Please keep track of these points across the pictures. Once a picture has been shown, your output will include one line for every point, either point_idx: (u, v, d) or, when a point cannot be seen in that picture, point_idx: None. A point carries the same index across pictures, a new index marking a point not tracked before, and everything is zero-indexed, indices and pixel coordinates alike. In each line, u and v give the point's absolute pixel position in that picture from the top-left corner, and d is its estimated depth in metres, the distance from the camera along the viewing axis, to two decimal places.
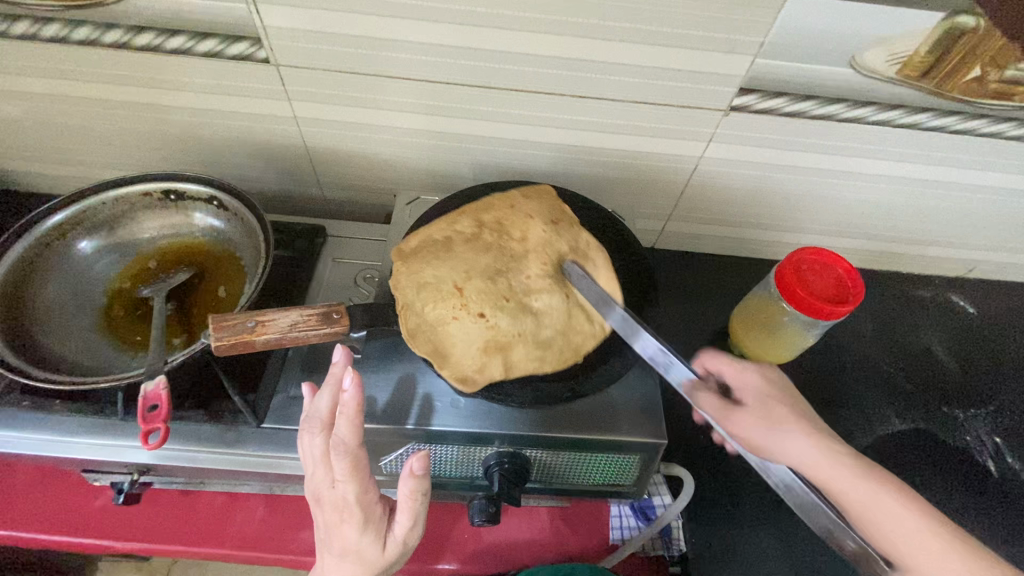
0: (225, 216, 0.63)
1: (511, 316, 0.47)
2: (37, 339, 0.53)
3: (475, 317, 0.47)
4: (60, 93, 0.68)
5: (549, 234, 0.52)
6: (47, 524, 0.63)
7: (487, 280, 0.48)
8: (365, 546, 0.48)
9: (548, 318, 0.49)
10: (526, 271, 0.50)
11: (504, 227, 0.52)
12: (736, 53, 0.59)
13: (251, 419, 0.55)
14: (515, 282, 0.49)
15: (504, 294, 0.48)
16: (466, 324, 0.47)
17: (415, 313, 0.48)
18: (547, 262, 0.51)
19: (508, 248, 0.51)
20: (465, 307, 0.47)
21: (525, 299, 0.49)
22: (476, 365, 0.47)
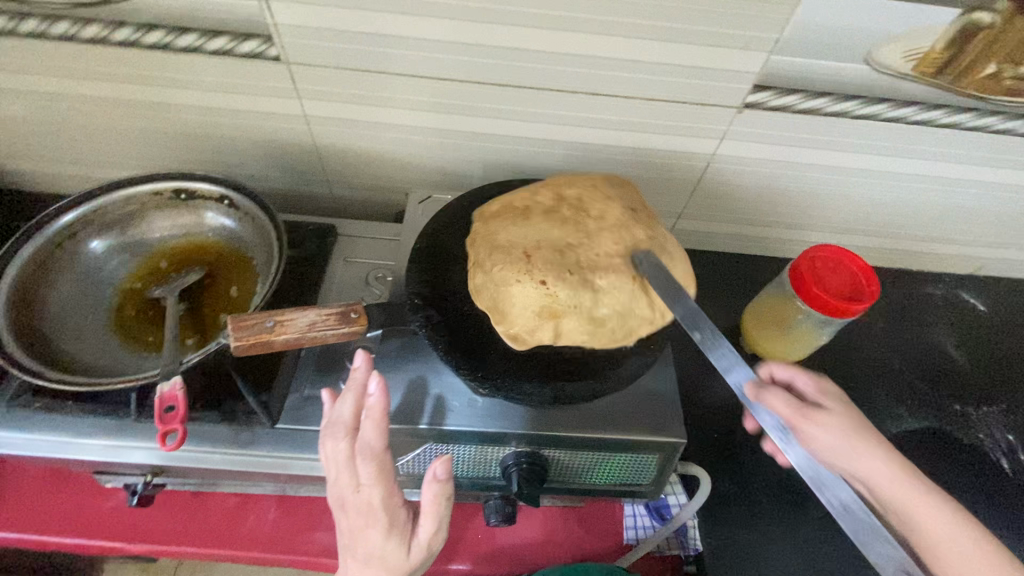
0: (237, 215, 0.63)
1: (572, 289, 0.47)
2: (49, 340, 0.52)
3: (537, 283, 0.48)
4: (67, 92, 0.67)
5: (627, 219, 0.53)
6: (57, 526, 0.63)
7: (555, 252, 0.49)
8: (390, 550, 0.47)
9: (609, 298, 0.49)
10: (598, 252, 0.50)
11: (584, 206, 0.53)
12: (751, 49, 0.59)
13: (263, 420, 0.55)
14: (582, 256, 0.49)
15: (568, 267, 0.48)
16: (524, 291, 0.48)
17: (483, 273, 0.50)
18: (621, 243, 0.51)
19: (583, 225, 0.52)
20: (529, 273, 0.48)
21: (588, 272, 0.49)
22: (530, 327, 0.48)
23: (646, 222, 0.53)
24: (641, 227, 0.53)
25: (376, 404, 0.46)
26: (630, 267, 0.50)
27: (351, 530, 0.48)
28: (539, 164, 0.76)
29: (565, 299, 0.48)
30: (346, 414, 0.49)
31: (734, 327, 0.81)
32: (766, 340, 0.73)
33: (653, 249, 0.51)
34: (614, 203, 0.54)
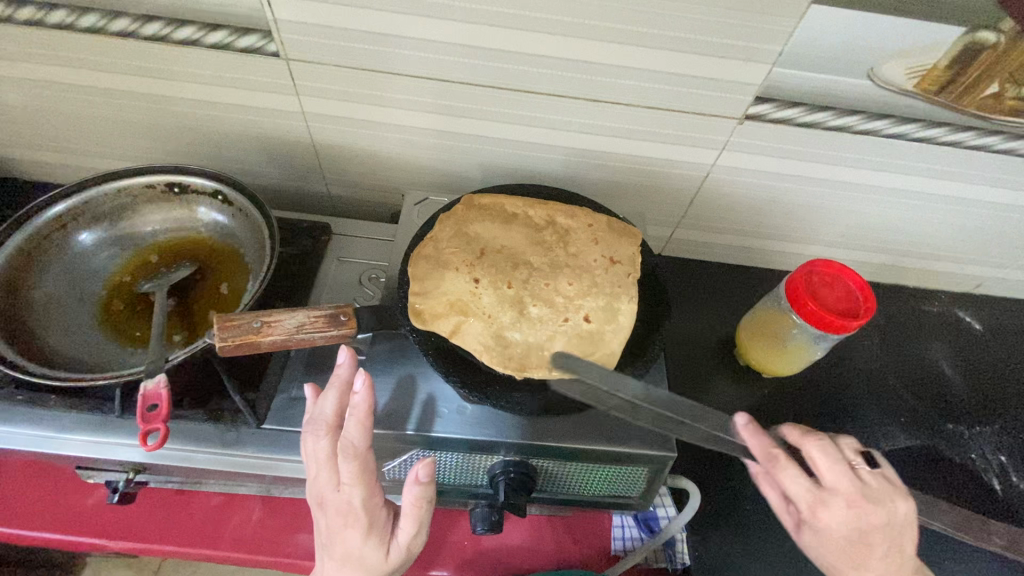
0: (230, 212, 0.62)
1: (497, 298, 0.51)
2: (33, 334, 0.52)
3: (470, 279, 0.52)
4: (62, 81, 0.66)
5: (598, 264, 0.54)
6: (36, 521, 0.62)
7: (506, 261, 0.53)
8: (367, 551, 0.48)
9: (526, 325, 0.50)
10: (549, 287, 0.53)
11: (565, 238, 0.56)
12: (754, 61, 0.58)
13: (251, 420, 0.54)
14: (532, 278, 0.53)
15: (505, 279, 0.52)
16: (446, 285, 0.51)
17: (433, 254, 0.53)
18: (581, 282, 0.53)
19: (552, 251, 0.55)
20: (470, 268, 0.52)
21: (518, 288, 0.52)
22: (437, 313, 0.50)
23: (625, 274, 0.54)
24: (617, 276, 0.54)
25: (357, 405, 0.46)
26: (571, 305, 0.52)
27: (331, 527, 0.48)
28: (539, 168, 0.75)
29: (482, 306, 0.50)
30: (328, 412, 0.49)
31: (728, 338, 0.81)
32: (760, 353, 0.73)
33: (604, 301, 0.52)
34: (598, 250, 0.55)
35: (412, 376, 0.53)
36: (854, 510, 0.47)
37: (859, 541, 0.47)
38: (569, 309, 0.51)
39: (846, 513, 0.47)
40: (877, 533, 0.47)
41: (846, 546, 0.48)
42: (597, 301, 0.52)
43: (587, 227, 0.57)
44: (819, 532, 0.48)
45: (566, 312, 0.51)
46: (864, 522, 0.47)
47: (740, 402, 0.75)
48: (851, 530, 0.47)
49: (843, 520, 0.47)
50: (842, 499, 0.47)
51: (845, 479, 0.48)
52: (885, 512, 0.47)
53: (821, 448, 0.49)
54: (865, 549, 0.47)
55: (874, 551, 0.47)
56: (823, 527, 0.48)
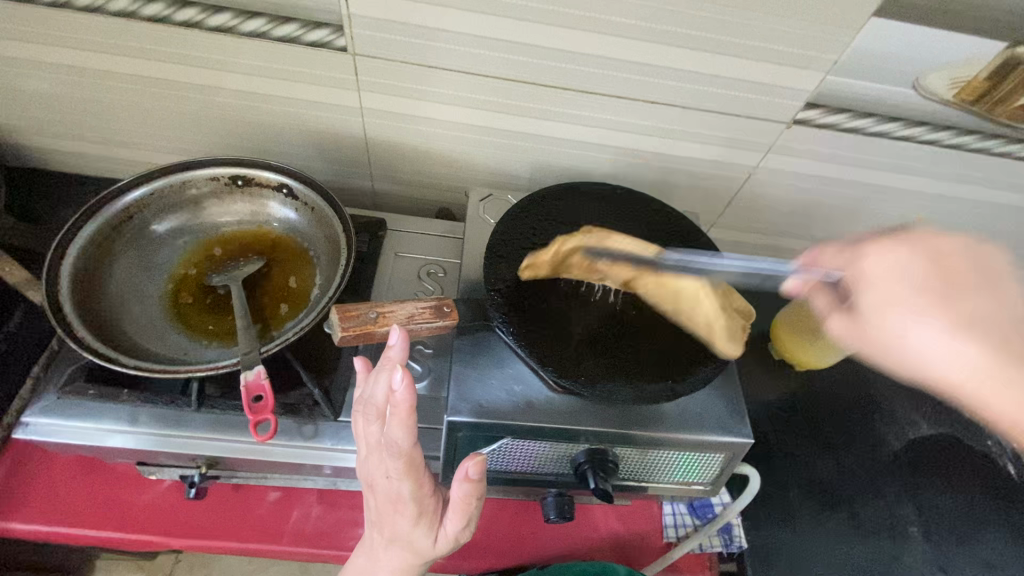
0: (296, 206, 0.61)
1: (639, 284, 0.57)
2: (110, 325, 0.50)
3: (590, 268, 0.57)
4: (117, 71, 0.65)
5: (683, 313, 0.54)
6: (89, 519, 0.60)
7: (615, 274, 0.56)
8: (417, 534, 0.49)
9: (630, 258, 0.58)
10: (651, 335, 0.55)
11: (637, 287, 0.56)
12: (810, 68, 0.61)
13: (328, 412, 0.54)
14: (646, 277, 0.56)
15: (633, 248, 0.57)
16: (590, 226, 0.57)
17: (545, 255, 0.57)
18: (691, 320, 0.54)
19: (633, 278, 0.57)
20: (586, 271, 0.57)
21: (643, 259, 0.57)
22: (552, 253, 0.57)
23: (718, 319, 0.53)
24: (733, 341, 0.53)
25: (398, 407, 0.42)
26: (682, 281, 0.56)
27: (381, 509, 0.49)
28: (588, 167, 0.77)
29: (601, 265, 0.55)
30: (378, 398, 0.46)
31: (761, 333, 0.84)
32: (793, 346, 0.78)
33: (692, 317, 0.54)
34: (663, 275, 0.57)
35: (496, 368, 0.52)
36: (859, 243, 0.54)
37: (937, 301, 0.49)
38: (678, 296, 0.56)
39: (861, 264, 0.53)
40: (916, 278, 0.50)
41: (909, 322, 0.49)
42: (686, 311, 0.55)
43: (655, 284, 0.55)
44: (890, 319, 0.50)
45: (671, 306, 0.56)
46: (906, 276, 0.51)
47: (776, 393, 0.79)
48: (911, 305, 0.49)
49: (886, 261, 0.51)
50: (856, 281, 0.54)
51: (889, 244, 0.52)
52: (956, 258, 0.51)
53: (829, 250, 0.55)
54: (951, 301, 0.49)
55: (950, 286, 0.50)
56: (878, 329, 0.51)
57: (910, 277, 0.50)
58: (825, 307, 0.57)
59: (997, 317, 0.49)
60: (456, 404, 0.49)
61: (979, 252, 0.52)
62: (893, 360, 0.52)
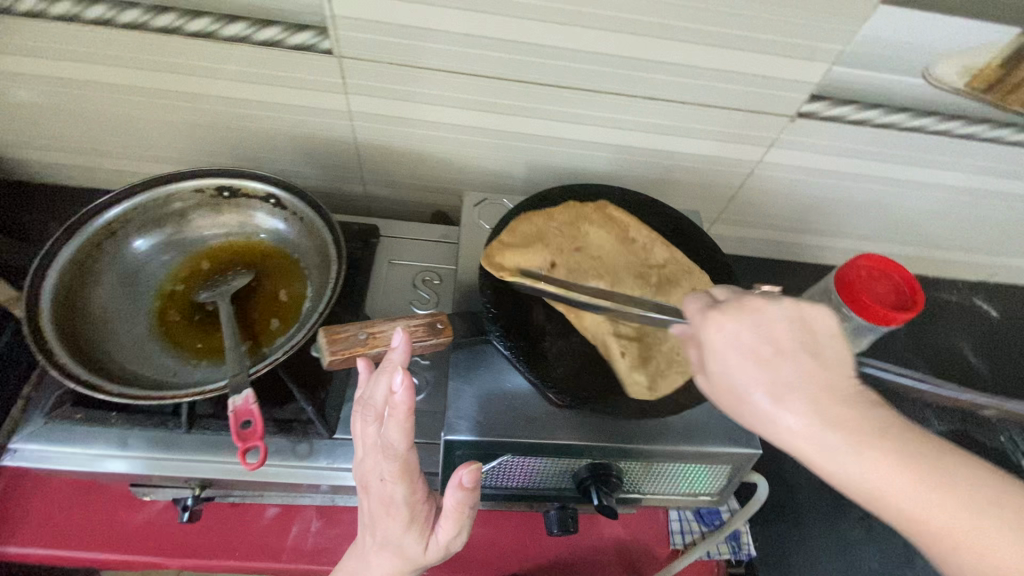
0: (285, 216, 0.60)
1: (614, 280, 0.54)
2: (94, 348, 0.49)
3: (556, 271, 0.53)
4: (95, 80, 0.63)
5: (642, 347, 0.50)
6: (84, 542, 0.59)
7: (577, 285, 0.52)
8: (408, 539, 0.47)
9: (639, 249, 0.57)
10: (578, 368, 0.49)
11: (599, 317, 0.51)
12: (814, 60, 0.59)
13: (322, 430, 0.53)
14: (641, 270, 0.55)
15: (648, 240, 0.57)
16: (611, 206, 0.59)
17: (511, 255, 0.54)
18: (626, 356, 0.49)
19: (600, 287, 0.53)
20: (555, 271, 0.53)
21: (649, 252, 0.56)
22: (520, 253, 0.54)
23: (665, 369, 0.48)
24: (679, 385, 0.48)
25: (398, 406, 0.41)
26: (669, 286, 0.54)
27: (372, 514, 0.47)
28: (585, 166, 0.75)
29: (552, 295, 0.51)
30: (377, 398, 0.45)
31: None
32: None
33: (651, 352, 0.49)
34: (676, 259, 0.56)
35: (494, 382, 0.51)
36: (712, 303, 0.40)
37: (789, 394, 0.36)
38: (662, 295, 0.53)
39: (718, 327, 0.39)
40: (760, 355, 0.38)
41: (755, 397, 0.37)
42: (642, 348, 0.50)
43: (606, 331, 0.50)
44: (749, 384, 0.37)
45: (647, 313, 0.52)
46: (752, 356, 0.38)
47: None
48: (755, 375, 0.37)
49: (735, 335, 0.38)
50: (708, 344, 0.39)
51: (731, 321, 0.39)
52: (788, 342, 0.38)
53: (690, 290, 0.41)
54: (789, 389, 0.36)
55: (794, 370, 0.37)
56: (723, 385, 0.39)
57: (752, 344, 0.38)
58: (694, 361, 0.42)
59: (835, 383, 0.37)
60: (451, 421, 0.48)
61: (801, 312, 0.39)
62: (746, 426, 0.38)
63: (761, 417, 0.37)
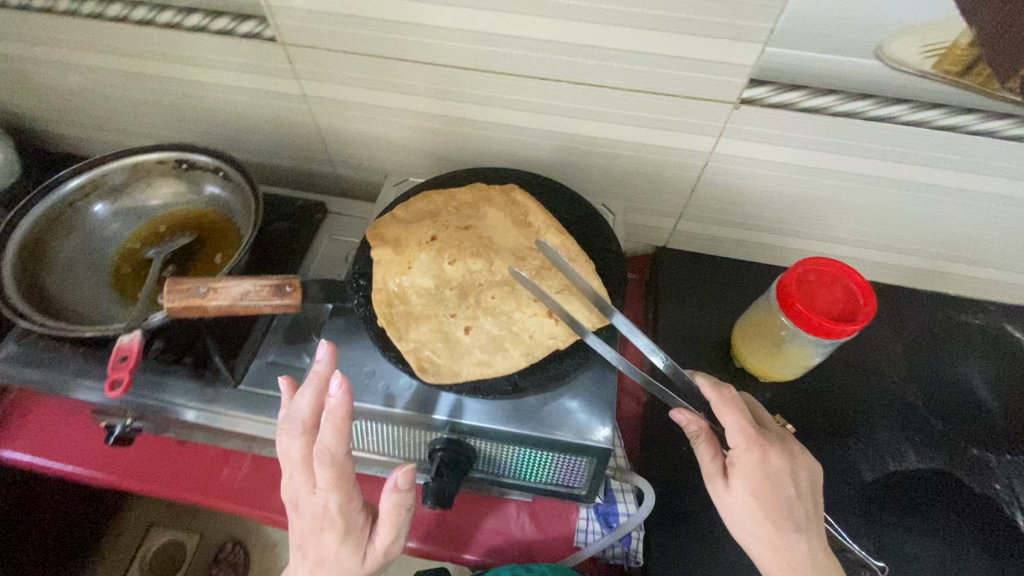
0: (229, 187, 0.67)
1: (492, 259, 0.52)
2: (48, 289, 0.58)
3: (431, 246, 0.53)
4: (102, 67, 0.74)
5: (495, 329, 0.48)
6: (56, 454, 0.70)
7: (443, 260, 0.52)
8: (344, 552, 0.46)
9: (534, 234, 0.55)
10: (433, 336, 0.48)
11: (463, 294, 0.50)
12: (743, 40, 0.54)
13: (228, 379, 0.59)
14: (523, 254, 0.53)
15: (543, 225, 0.55)
16: (516, 190, 0.58)
17: (399, 225, 0.54)
18: (475, 329, 0.49)
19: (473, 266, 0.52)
20: (431, 244, 0.53)
21: (540, 237, 0.54)
22: (411, 224, 0.55)
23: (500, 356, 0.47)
24: (515, 367, 0.47)
25: (333, 407, 0.44)
26: (544, 276, 0.51)
27: (306, 531, 0.46)
28: (533, 155, 0.74)
29: (417, 271, 0.51)
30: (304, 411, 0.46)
31: (727, 337, 0.77)
32: (755, 358, 0.69)
33: (498, 335, 0.48)
34: (564, 249, 0.53)
35: (360, 348, 0.53)
36: (745, 427, 0.48)
37: (775, 511, 0.46)
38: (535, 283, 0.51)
39: (752, 451, 0.47)
40: (786, 479, 0.47)
41: (751, 509, 0.46)
42: (490, 330, 0.48)
43: (454, 309, 0.49)
44: (759, 497, 0.46)
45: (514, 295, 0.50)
46: (797, 482, 0.47)
47: None
48: (768, 512, 0.46)
49: (780, 465, 0.47)
50: (749, 474, 0.47)
51: (777, 451, 0.47)
52: (812, 481, 0.48)
53: (724, 399, 0.49)
54: (795, 508, 0.47)
55: (798, 492, 0.47)
56: (733, 495, 0.47)
57: (787, 485, 0.47)
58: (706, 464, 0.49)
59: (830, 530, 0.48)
60: None
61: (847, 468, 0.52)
62: (737, 533, 0.47)
63: (747, 533, 0.47)
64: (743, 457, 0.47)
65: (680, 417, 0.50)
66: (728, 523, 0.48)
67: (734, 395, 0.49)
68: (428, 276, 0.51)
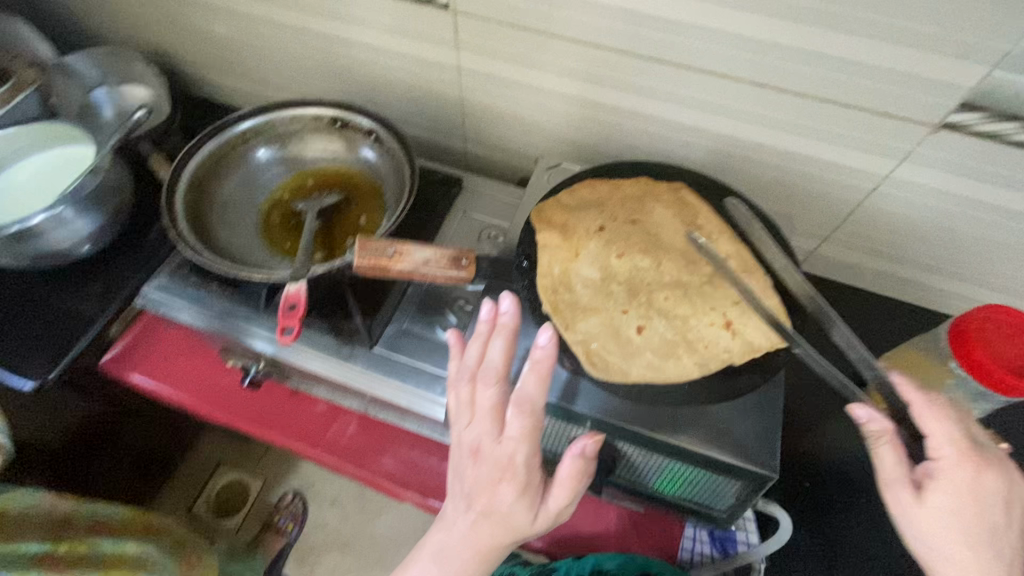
0: (380, 150, 0.67)
1: (663, 258, 0.50)
2: (209, 228, 0.60)
3: (600, 238, 0.51)
4: (267, 17, 0.76)
5: (667, 333, 0.46)
6: (181, 386, 0.72)
7: (613, 254, 0.50)
8: (520, 506, 0.43)
9: (705, 236, 0.52)
10: (601, 331, 0.47)
11: (634, 291, 0.49)
12: (968, 59, 0.50)
13: (365, 339, 0.60)
14: (694, 256, 0.51)
15: (715, 230, 0.52)
16: (686, 189, 0.55)
17: (565, 212, 0.53)
18: (646, 330, 0.47)
19: (643, 263, 0.50)
20: (600, 236, 0.51)
21: (712, 242, 0.52)
22: (577, 212, 0.53)
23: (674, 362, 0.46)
24: (686, 375, 0.45)
25: (541, 356, 0.42)
26: (719, 282, 0.49)
27: (481, 480, 0.44)
28: (680, 155, 0.71)
29: (587, 261, 0.50)
30: (496, 359, 0.44)
31: None
32: None
33: (670, 339, 0.46)
34: (738, 256, 0.51)
35: None
36: (957, 439, 0.43)
37: (983, 533, 0.41)
38: (710, 291, 0.48)
39: (964, 466, 0.42)
40: (999, 504, 0.42)
41: (948, 529, 0.41)
42: (662, 333, 0.47)
43: (625, 305, 0.48)
44: (964, 516, 0.41)
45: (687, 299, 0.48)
46: (1010, 512, 0.42)
47: None
48: (973, 531, 0.41)
49: (995, 488, 0.42)
50: (954, 489, 0.42)
51: (992, 470, 0.42)
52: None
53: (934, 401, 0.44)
54: (1000, 533, 0.41)
55: (1007, 519, 0.42)
56: (927, 508, 0.42)
57: (995, 509, 0.42)
58: (892, 471, 0.43)
59: None
60: None
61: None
62: (921, 548, 0.43)
63: (937, 549, 0.42)
64: (950, 469, 0.42)
65: (863, 414, 0.44)
66: (909, 536, 0.43)
67: (942, 400, 0.44)
68: (596, 268, 0.50)
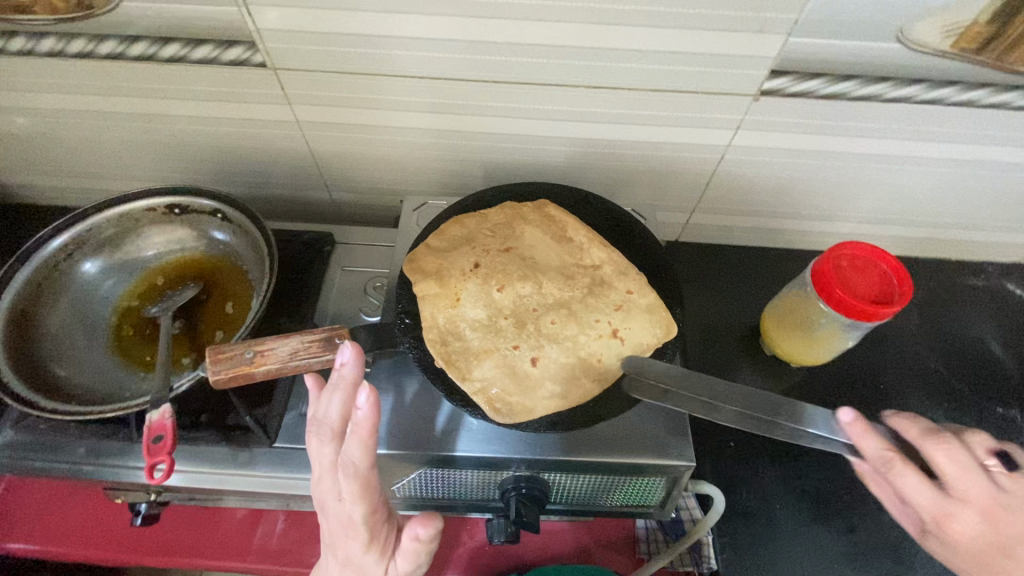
0: (231, 229, 0.62)
1: (543, 281, 0.50)
2: (46, 366, 0.52)
3: (478, 276, 0.50)
4: (66, 108, 0.67)
5: (562, 357, 0.47)
6: (68, 540, 0.63)
7: (493, 289, 0.49)
8: (369, 558, 0.44)
9: (578, 248, 0.53)
10: (498, 373, 0.46)
11: (522, 322, 0.48)
12: (766, 32, 0.53)
13: (261, 438, 0.54)
14: (572, 271, 0.51)
15: (585, 239, 0.53)
16: (549, 205, 0.55)
17: (437, 257, 0.51)
18: (541, 360, 0.47)
19: (524, 291, 0.50)
20: (477, 274, 0.50)
21: (585, 252, 0.52)
22: (450, 254, 0.52)
23: (574, 384, 0.46)
24: (588, 395, 0.46)
25: (360, 422, 0.40)
26: (600, 292, 0.50)
27: (333, 533, 0.44)
28: (545, 163, 0.71)
29: (470, 303, 0.49)
30: (333, 415, 0.43)
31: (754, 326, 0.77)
32: (789, 346, 0.69)
33: (565, 363, 0.47)
34: (612, 261, 0.52)
35: (407, 392, 0.51)
36: (927, 501, 0.41)
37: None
38: (593, 304, 0.49)
39: (940, 521, 0.41)
40: (991, 552, 0.41)
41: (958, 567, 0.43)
42: (558, 360, 0.47)
43: (516, 340, 0.47)
44: (955, 560, 0.42)
45: (574, 317, 0.48)
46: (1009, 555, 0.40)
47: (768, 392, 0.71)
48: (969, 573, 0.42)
49: (970, 531, 0.41)
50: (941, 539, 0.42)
51: (966, 524, 0.40)
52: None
53: (887, 470, 0.42)
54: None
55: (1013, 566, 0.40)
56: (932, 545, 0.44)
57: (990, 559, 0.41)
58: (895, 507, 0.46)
59: None
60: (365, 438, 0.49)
61: None
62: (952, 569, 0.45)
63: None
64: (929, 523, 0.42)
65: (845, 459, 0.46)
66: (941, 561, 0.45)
67: (902, 462, 0.41)
68: (481, 308, 0.49)
